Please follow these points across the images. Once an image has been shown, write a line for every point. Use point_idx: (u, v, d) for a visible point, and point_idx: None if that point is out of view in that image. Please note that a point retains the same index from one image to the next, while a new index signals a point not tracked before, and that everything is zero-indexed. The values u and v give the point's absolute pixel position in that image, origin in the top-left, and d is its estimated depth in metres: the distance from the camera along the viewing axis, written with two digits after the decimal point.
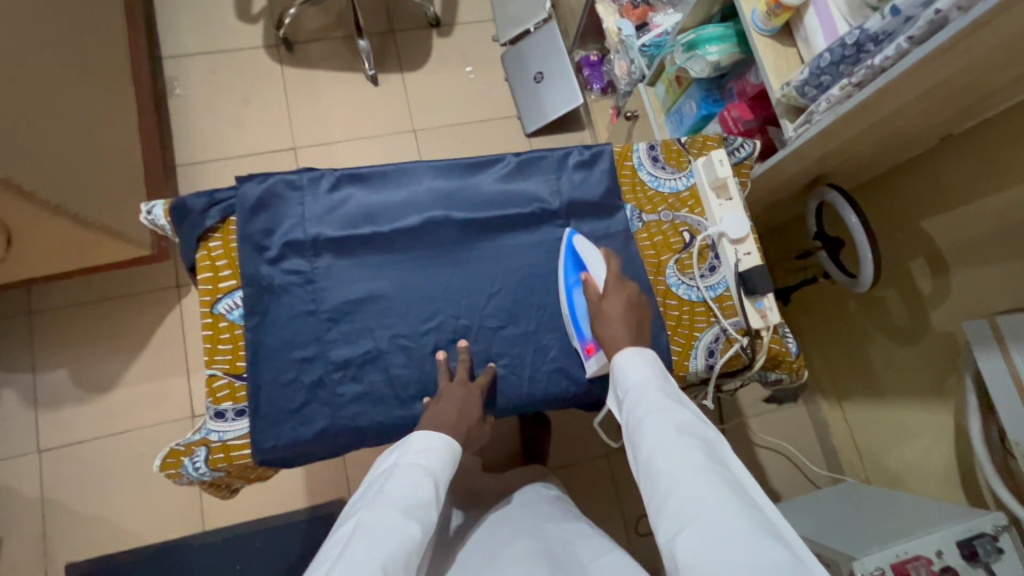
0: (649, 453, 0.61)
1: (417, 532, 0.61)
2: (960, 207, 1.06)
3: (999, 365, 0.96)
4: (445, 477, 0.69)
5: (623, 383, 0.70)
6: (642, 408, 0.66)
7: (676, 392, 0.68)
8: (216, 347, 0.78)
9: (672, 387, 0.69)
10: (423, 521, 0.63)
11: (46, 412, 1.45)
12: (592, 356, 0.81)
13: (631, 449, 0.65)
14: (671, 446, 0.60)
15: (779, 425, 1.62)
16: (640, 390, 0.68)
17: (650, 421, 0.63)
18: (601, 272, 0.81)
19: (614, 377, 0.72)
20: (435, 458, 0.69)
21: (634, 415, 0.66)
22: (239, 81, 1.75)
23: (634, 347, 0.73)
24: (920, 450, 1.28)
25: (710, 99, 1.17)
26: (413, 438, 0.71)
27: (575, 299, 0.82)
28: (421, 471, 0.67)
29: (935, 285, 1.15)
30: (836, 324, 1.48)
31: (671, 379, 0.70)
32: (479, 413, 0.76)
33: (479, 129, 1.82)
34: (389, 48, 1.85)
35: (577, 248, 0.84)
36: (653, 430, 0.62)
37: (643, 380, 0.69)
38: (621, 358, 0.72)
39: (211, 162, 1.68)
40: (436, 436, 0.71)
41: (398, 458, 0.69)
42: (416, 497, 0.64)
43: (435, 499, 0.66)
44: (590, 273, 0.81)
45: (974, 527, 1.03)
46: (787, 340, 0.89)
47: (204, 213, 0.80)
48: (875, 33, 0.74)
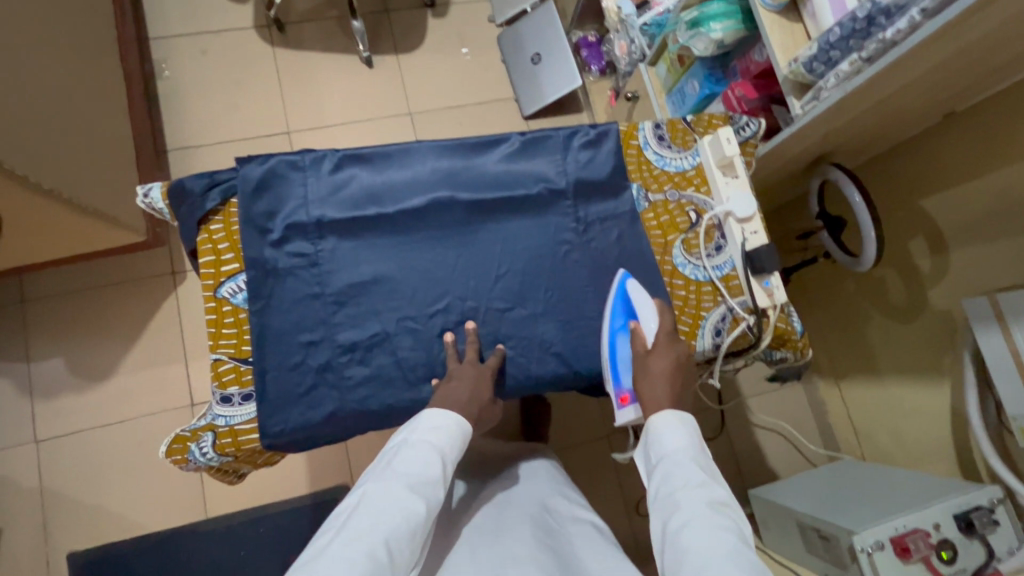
0: (680, 532, 0.59)
1: (422, 508, 0.62)
2: (960, 186, 1.06)
3: (999, 342, 0.97)
4: (454, 455, 0.69)
5: (658, 450, 0.69)
6: (677, 480, 0.65)
7: (710, 467, 0.67)
8: (220, 331, 0.77)
9: (706, 459, 0.68)
10: (428, 498, 0.63)
11: (43, 401, 1.44)
12: (625, 406, 0.78)
13: (658, 522, 0.64)
14: (704, 524, 0.59)
15: (777, 405, 1.63)
16: (676, 460, 0.67)
17: (684, 496, 0.63)
18: (653, 323, 0.78)
19: (647, 440, 0.71)
20: (446, 437, 0.69)
21: (668, 487, 0.65)
22: (231, 63, 1.70)
23: (675, 412, 0.71)
24: (918, 428, 1.30)
25: (714, 78, 1.15)
26: (425, 415, 0.70)
27: (618, 346, 0.80)
28: (431, 450, 0.67)
29: (934, 263, 1.16)
30: (834, 305, 1.49)
31: (705, 450, 0.70)
32: (489, 394, 0.76)
33: (476, 112, 1.79)
34: (383, 28, 1.81)
35: (629, 291, 0.81)
36: (688, 510, 0.61)
37: (679, 449, 0.68)
38: (658, 422, 0.71)
39: (204, 146, 1.64)
40: (448, 415, 0.70)
41: (407, 434, 0.69)
42: (423, 474, 0.64)
43: (442, 476, 0.66)
44: (640, 322, 0.79)
45: (970, 501, 1.06)
46: (792, 320, 0.90)
47: (204, 195, 0.78)
48: (886, 7, 0.73)
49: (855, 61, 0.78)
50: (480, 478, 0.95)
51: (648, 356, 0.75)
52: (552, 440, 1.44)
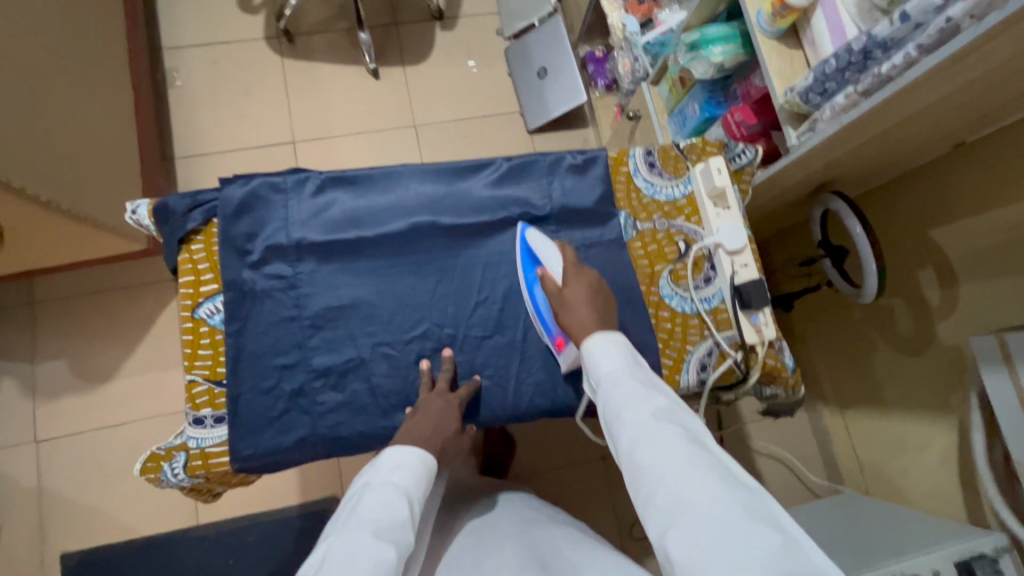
0: (632, 449, 0.58)
1: (392, 555, 0.59)
2: (971, 218, 1.02)
3: (1007, 385, 0.92)
4: (420, 493, 0.67)
5: (596, 374, 0.68)
6: (619, 398, 0.63)
7: (649, 377, 0.66)
8: (196, 352, 0.77)
9: (645, 371, 0.67)
10: (397, 542, 0.61)
11: (45, 402, 1.46)
12: (563, 349, 0.78)
13: (612, 441, 0.63)
14: (651, 435, 0.58)
15: (779, 432, 1.59)
16: (614, 378, 0.65)
17: (628, 411, 0.61)
18: (557, 263, 0.78)
19: (587, 366, 0.70)
20: (409, 475, 0.68)
21: (612, 408, 0.63)
22: (239, 73, 1.73)
23: (603, 332, 0.71)
24: (923, 466, 1.25)
25: (714, 101, 1.13)
26: (383, 457, 0.69)
27: (538, 295, 0.80)
28: (395, 491, 0.65)
29: (943, 296, 1.11)
30: (840, 333, 1.44)
31: (643, 362, 0.68)
32: (456, 425, 0.75)
33: (481, 125, 1.78)
34: (391, 41, 1.81)
35: (528, 240, 0.81)
36: (634, 425, 0.59)
37: (616, 367, 0.66)
38: (591, 346, 0.69)
39: (210, 155, 1.66)
40: (410, 451, 0.69)
41: (369, 479, 0.67)
42: (389, 518, 0.62)
43: (410, 517, 0.64)
44: (546, 267, 0.78)
45: (974, 548, 1.00)
46: (784, 356, 0.87)
47: (186, 215, 0.79)
48: (883, 40, 0.70)
49: (852, 94, 0.75)
50: (458, 504, 0.94)
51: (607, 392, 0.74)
52: (542, 460, 1.42)
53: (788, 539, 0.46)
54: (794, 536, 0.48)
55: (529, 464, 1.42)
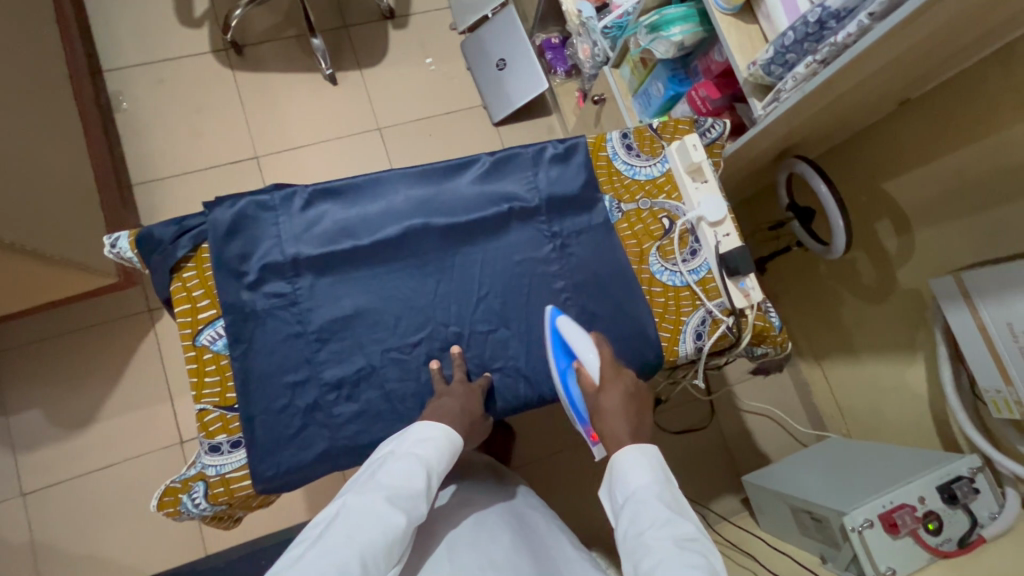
0: (652, 572, 0.57)
1: (401, 521, 0.62)
2: (922, 168, 1.09)
3: (968, 320, 1.00)
4: (440, 468, 0.70)
5: (623, 487, 0.68)
6: (646, 519, 0.63)
7: (676, 502, 0.66)
8: (203, 380, 0.76)
9: (673, 496, 0.66)
10: (409, 510, 0.64)
11: (25, 453, 1.40)
12: (598, 442, 0.79)
13: (626, 563, 0.61)
14: (676, 566, 0.56)
15: (763, 389, 1.66)
16: (642, 498, 0.65)
17: (654, 535, 0.61)
18: (592, 357, 0.77)
19: (614, 480, 0.69)
20: (431, 448, 0.70)
21: (637, 527, 0.63)
22: (190, 90, 1.67)
23: (635, 445, 0.70)
24: (898, 403, 1.34)
25: (677, 79, 1.17)
26: (412, 429, 0.72)
27: (572, 384, 0.80)
28: (415, 462, 0.68)
29: (900, 244, 1.19)
30: (809, 288, 1.52)
31: (675, 487, 0.68)
32: (480, 409, 0.78)
33: (445, 122, 1.78)
34: (344, 44, 1.78)
35: (561, 330, 0.81)
36: (658, 548, 0.59)
37: (647, 487, 0.66)
38: (623, 457, 0.69)
39: (169, 179, 1.61)
40: (435, 426, 0.72)
41: (394, 448, 0.70)
42: (404, 487, 0.65)
43: (425, 489, 0.67)
44: (581, 360, 0.78)
45: (952, 471, 1.09)
46: (770, 316, 0.91)
47: (175, 243, 0.77)
48: (836, 11, 0.75)
49: (811, 64, 0.80)
50: None
51: (609, 396, 0.74)
52: (544, 445, 1.46)
53: None
54: None
55: (531, 451, 1.45)
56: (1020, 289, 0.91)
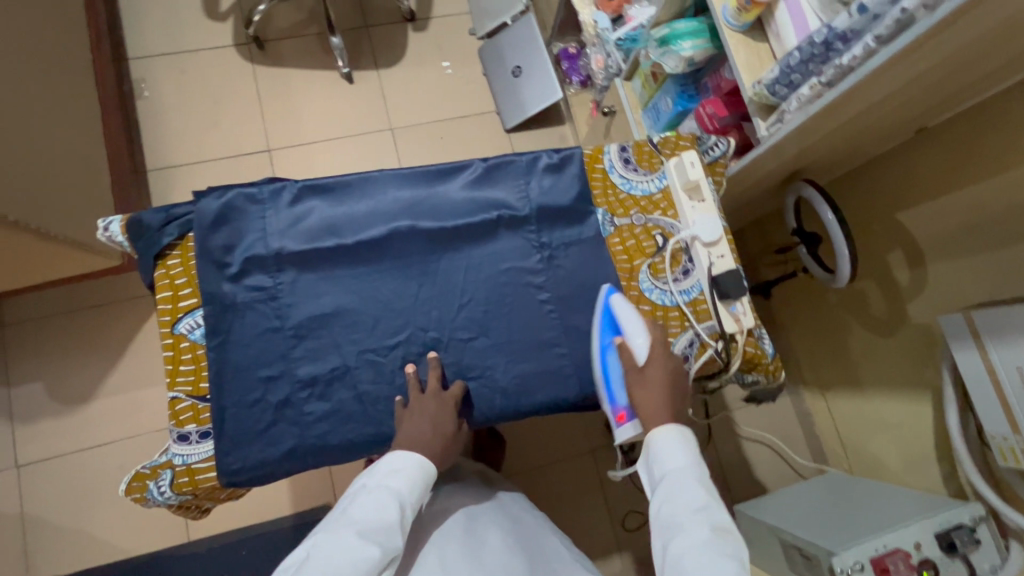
0: (683, 556, 0.60)
1: (374, 554, 0.62)
2: (938, 199, 1.04)
3: (976, 360, 0.96)
4: (414, 498, 0.69)
5: (660, 465, 0.69)
6: (681, 502, 0.65)
7: (712, 486, 0.67)
8: (177, 368, 0.77)
9: (709, 479, 0.68)
10: (382, 543, 0.63)
11: (24, 426, 1.43)
12: (623, 424, 0.78)
13: (656, 540, 0.65)
14: (708, 551, 0.59)
15: (764, 417, 1.61)
16: (679, 480, 0.67)
17: (687, 519, 0.63)
18: (640, 341, 0.78)
19: (650, 457, 0.71)
20: (404, 479, 0.70)
21: (671, 507, 0.65)
22: (210, 82, 1.70)
23: (673, 426, 0.71)
24: (902, 443, 1.28)
25: (686, 95, 1.15)
26: (384, 460, 0.71)
27: (609, 363, 0.80)
28: (388, 494, 0.68)
29: (912, 276, 1.14)
30: (817, 316, 1.47)
31: (706, 469, 0.69)
32: (453, 420, 0.76)
33: (457, 126, 1.78)
34: (363, 44, 1.80)
35: (612, 308, 0.81)
36: (691, 534, 0.61)
37: (681, 470, 0.68)
38: (662, 438, 0.70)
39: (183, 167, 1.64)
40: (408, 456, 0.71)
41: (366, 480, 0.70)
42: (376, 521, 0.65)
43: (399, 520, 0.66)
44: (626, 339, 0.78)
45: (951, 519, 1.04)
46: (763, 343, 0.88)
47: (161, 230, 0.78)
48: (842, 32, 0.73)
49: (815, 85, 0.77)
50: None
51: (653, 371, 0.75)
52: (532, 457, 1.43)
53: None
54: None
55: (519, 462, 1.42)
56: None
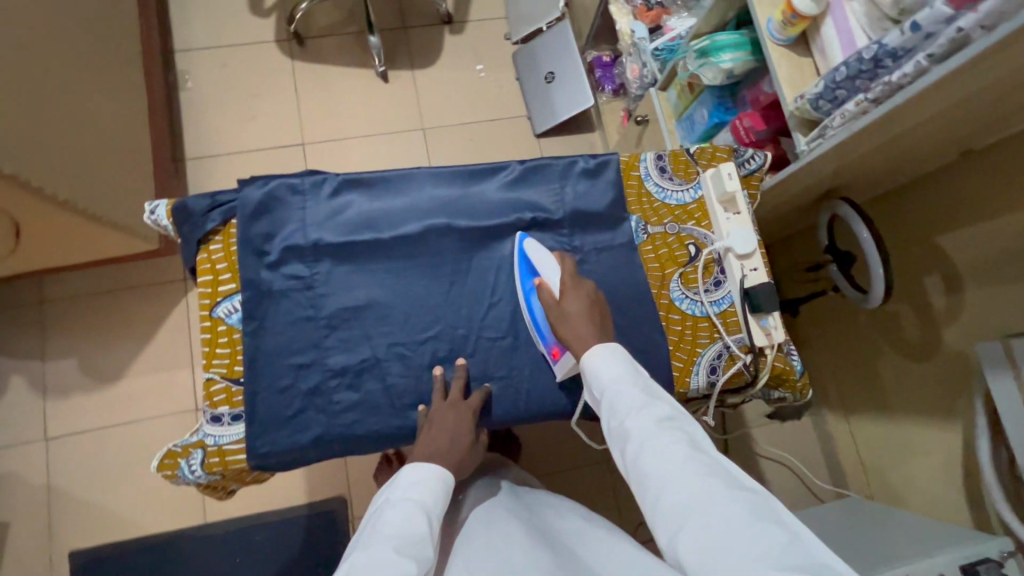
0: (638, 459, 0.60)
1: (413, 566, 0.60)
2: (980, 224, 1.02)
3: (1011, 389, 0.93)
4: (438, 509, 0.70)
5: (597, 383, 0.68)
6: (622, 408, 0.64)
7: (648, 382, 0.67)
8: (214, 350, 0.79)
9: (645, 378, 0.67)
10: (418, 556, 0.62)
11: (55, 400, 1.47)
12: (559, 358, 0.79)
13: (613, 448, 0.64)
14: (657, 445, 0.59)
15: (783, 436, 1.58)
16: (615, 389, 0.66)
17: (632, 420, 0.62)
18: (552, 271, 0.79)
19: (587, 376, 0.70)
20: (424, 490, 0.71)
21: (616, 417, 0.64)
22: (251, 76, 1.74)
23: (601, 344, 0.71)
24: (927, 472, 1.25)
25: (723, 107, 1.14)
26: (402, 476, 0.73)
27: (534, 304, 0.81)
28: (413, 505, 0.68)
29: (948, 301, 1.12)
30: (844, 336, 1.44)
31: (644, 371, 0.70)
32: (468, 427, 0.77)
33: (488, 129, 1.79)
34: (400, 45, 1.83)
35: (527, 251, 0.82)
36: (638, 433, 0.61)
37: (618, 378, 0.67)
38: (592, 359, 0.70)
39: (220, 157, 1.68)
40: (424, 467, 0.73)
41: (388, 499, 0.70)
42: (408, 532, 0.64)
43: (429, 531, 0.66)
44: (543, 277, 0.79)
45: (978, 552, 0.99)
46: (792, 359, 0.87)
47: (205, 215, 0.80)
48: (893, 49, 0.72)
49: (861, 101, 0.77)
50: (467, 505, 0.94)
51: (572, 302, 0.75)
52: (547, 462, 1.43)
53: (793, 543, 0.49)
54: (799, 536, 0.51)
55: (533, 467, 1.42)
56: None
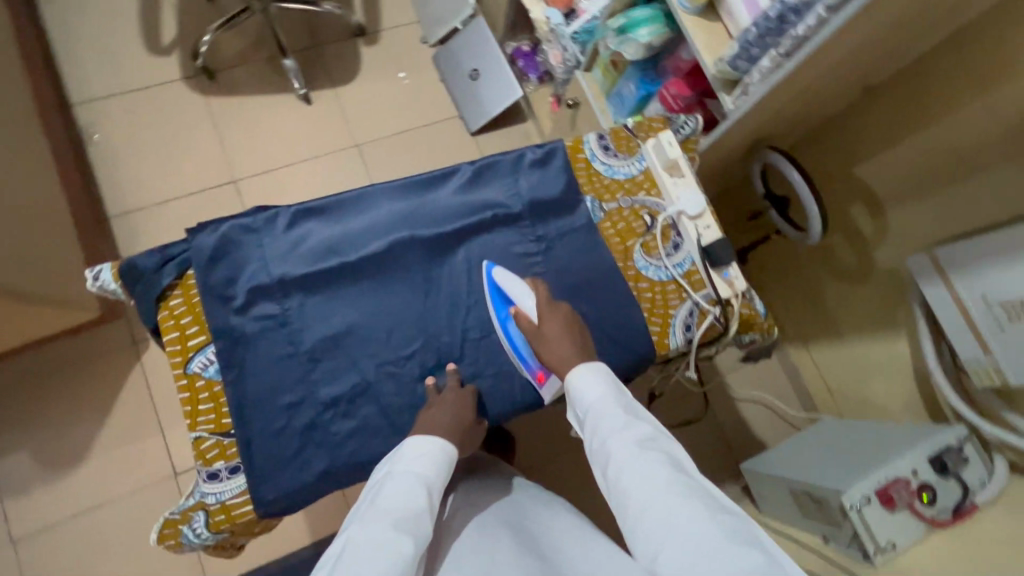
0: (620, 478, 0.62)
1: (410, 548, 0.61)
2: (893, 149, 1.12)
3: (944, 294, 1.03)
4: (439, 483, 0.70)
5: (581, 406, 0.71)
6: (605, 430, 0.67)
7: (630, 403, 0.70)
8: (196, 408, 0.76)
9: (627, 399, 0.70)
10: (415, 533, 0.63)
11: (14, 498, 1.36)
12: (546, 381, 0.81)
13: (596, 468, 0.67)
14: (639, 466, 0.62)
15: (756, 377, 1.65)
16: (598, 411, 0.69)
17: (615, 442, 0.65)
18: (528, 301, 0.80)
19: (570, 396, 0.73)
20: (427, 463, 0.70)
21: (599, 438, 0.67)
22: (164, 118, 1.65)
23: (585, 363, 0.73)
24: (885, 382, 1.36)
25: (648, 79, 1.20)
26: (406, 445, 0.72)
27: (511, 331, 0.82)
28: (414, 480, 0.68)
29: (875, 225, 1.22)
30: (791, 272, 1.53)
31: (625, 390, 0.72)
32: (472, 414, 0.77)
33: (423, 135, 1.79)
34: (316, 63, 1.78)
35: (496, 278, 0.83)
36: (621, 455, 0.63)
37: (600, 398, 0.70)
38: (575, 378, 0.72)
39: (148, 209, 1.59)
40: (430, 438, 0.72)
41: (391, 467, 0.70)
42: (406, 510, 0.64)
43: (427, 507, 0.66)
44: (518, 305, 0.80)
45: (940, 443, 1.09)
46: (754, 303, 0.93)
47: (158, 271, 0.78)
48: (795, 5, 0.79)
49: (775, 57, 0.84)
50: None
51: (550, 325, 0.77)
52: (543, 449, 1.45)
53: (769, 562, 0.51)
54: (773, 555, 0.52)
55: (531, 457, 1.44)
56: (992, 262, 0.95)
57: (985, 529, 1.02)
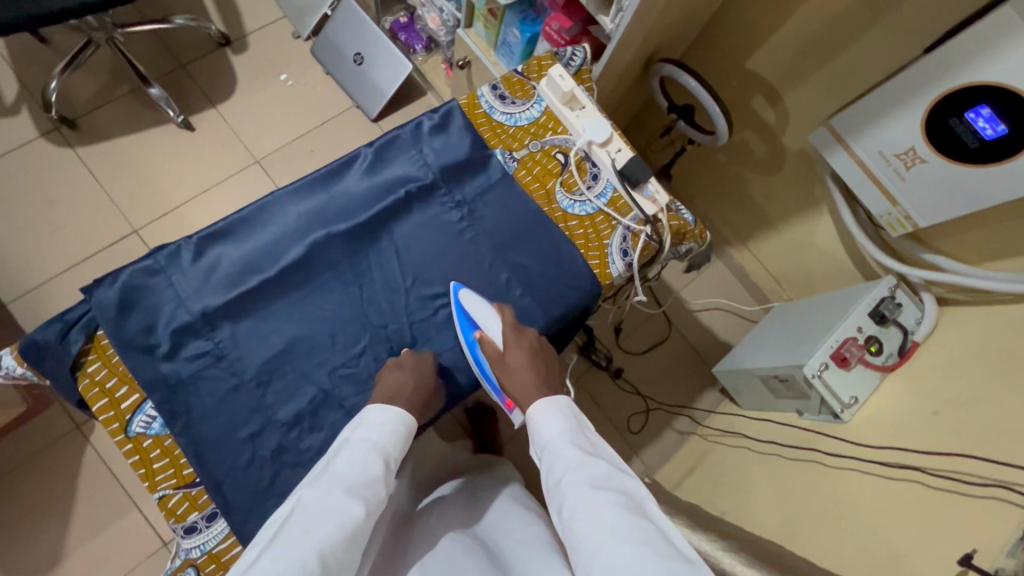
0: (572, 515, 0.59)
1: (360, 510, 0.60)
2: (774, 35, 1.16)
3: (848, 160, 1.09)
4: (397, 451, 0.69)
5: (539, 445, 0.70)
6: (561, 467, 0.65)
7: (591, 445, 0.68)
8: (152, 469, 0.72)
9: (588, 441, 0.69)
10: (368, 497, 0.62)
11: None
12: (514, 410, 0.79)
13: (553, 510, 0.64)
14: (591, 504, 0.59)
15: (707, 284, 1.70)
16: (555, 447, 0.67)
17: (570, 479, 0.63)
18: (495, 325, 0.79)
19: (530, 431, 0.72)
20: (386, 432, 0.69)
21: (554, 476, 0.65)
22: (33, 185, 1.50)
23: (545, 398, 0.73)
24: (821, 256, 1.44)
25: (529, 21, 1.18)
26: (369, 412, 0.70)
27: (479, 358, 0.80)
28: (372, 447, 0.66)
29: (776, 112, 1.27)
30: (712, 178, 1.57)
31: (588, 433, 0.71)
32: (432, 376, 0.77)
33: (323, 133, 1.70)
34: (186, 85, 1.65)
35: (464, 302, 0.81)
36: (574, 492, 0.61)
37: (558, 436, 0.69)
38: (534, 414, 0.72)
39: (46, 285, 1.45)
40: (390, 410, 0.70)
41: (349, 435, 0.68)
42: (363, 476, 0.63)
43: (384, 473, 0.65)
44: (484, 330, 0.79)
45: (875, 296, 1.17)
46: (682, 214, 0.94)
47: (65, 340, 0.72)
48: None
49: None
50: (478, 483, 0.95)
51: (514, 354, 0.77)
52: None
53: None
54: None
55: None
56: (881, 117, 0.99)
57: (930, 360, 1.11)
